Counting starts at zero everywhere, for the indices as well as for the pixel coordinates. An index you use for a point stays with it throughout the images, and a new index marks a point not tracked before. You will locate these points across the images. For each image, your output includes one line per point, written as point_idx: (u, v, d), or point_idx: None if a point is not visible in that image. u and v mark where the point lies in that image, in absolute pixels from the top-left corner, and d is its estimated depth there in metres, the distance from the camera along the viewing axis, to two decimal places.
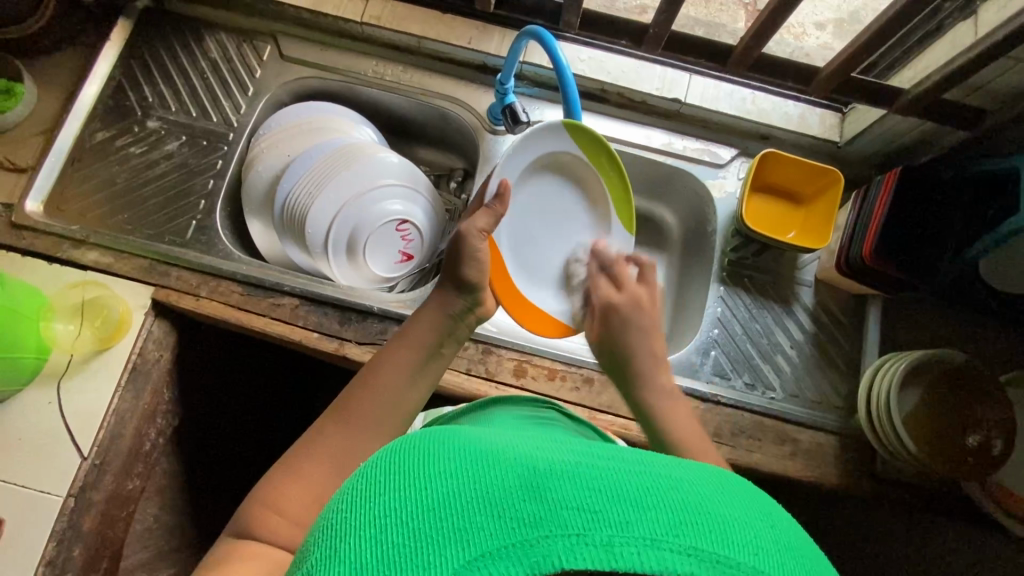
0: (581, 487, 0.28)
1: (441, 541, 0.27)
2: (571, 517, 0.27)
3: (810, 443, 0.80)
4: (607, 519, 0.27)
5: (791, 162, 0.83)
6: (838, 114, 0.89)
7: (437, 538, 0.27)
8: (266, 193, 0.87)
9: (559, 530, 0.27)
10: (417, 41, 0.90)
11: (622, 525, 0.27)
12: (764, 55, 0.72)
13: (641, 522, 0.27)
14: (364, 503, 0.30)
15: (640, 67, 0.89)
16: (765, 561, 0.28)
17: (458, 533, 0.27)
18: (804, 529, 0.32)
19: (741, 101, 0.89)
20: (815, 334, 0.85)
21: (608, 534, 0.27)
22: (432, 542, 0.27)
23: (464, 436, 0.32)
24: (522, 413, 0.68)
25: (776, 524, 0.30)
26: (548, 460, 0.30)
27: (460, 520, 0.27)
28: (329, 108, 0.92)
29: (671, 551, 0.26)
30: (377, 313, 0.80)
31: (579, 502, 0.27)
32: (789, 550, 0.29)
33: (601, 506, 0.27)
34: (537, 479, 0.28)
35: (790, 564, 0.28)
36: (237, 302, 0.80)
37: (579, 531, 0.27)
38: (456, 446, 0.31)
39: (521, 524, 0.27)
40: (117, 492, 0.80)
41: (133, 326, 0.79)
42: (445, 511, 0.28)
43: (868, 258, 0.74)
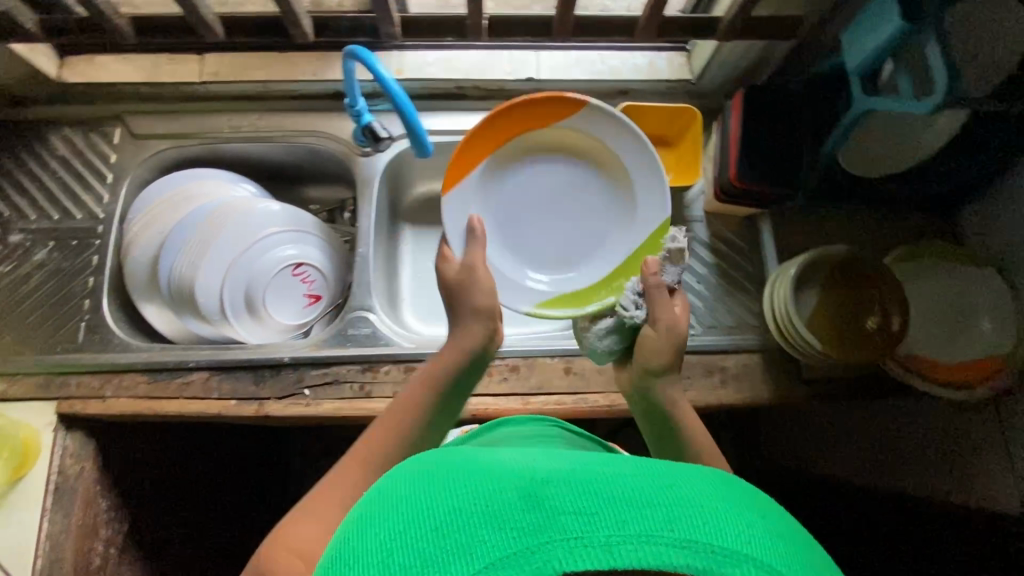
0: (574, 496, 0.34)
1: (447, 557, 0.32)
2: (566, 520, 0.33)
3: (736, 366, 0.83)
4: (602, 521, 0.32)
5: (647, 110, 0.85)
6: (684, 53, 0.92)
7: (446, 552, 0.32)
8: (151, 274, 0.84)
9: (558, 534, 0.32)
10: (264, 85, 0.90)
11: (618, 525, 0.32)
12: (583, 17, 0.73)
13: (636, 522, 0.32)
14: (372, 531, 0.35)
15: (487, 57, 0.91)
16: (758, 547, 0.33)
17: (467, 547, 0.32)
18: (790, 518, 0.38)
19: (591, 64, 0.91)
20: (716, 263, 0.88)
21: (606, 535, 0.32)
22: (443, 555, 0.32)
23: (474, 466, 0.39)
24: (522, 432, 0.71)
25: (766, 515, 0.36)
26: (543, 476, 0.37)
27: (468, 536, 0.33)
28: (196, 174, 0.90)
29: (661, 544, 0.31)
30: (291, 362, 0.79)
31: (572, 507, 0.33)
32: (775, 534, 0.34)
33: (596, 508, 0.33)
34: (533, 492, 0.35)
35: (777, 546, 0.33)
36: (146, 391, 0.78)
37: (578, 534, 0.32)
38: (467, 474, 0.38)
39: (519, 533, 0.32)
40: None
41: (44, 447, 0.77)
42: (449, 528, 0.33)
43: (737, 182, 0.78)
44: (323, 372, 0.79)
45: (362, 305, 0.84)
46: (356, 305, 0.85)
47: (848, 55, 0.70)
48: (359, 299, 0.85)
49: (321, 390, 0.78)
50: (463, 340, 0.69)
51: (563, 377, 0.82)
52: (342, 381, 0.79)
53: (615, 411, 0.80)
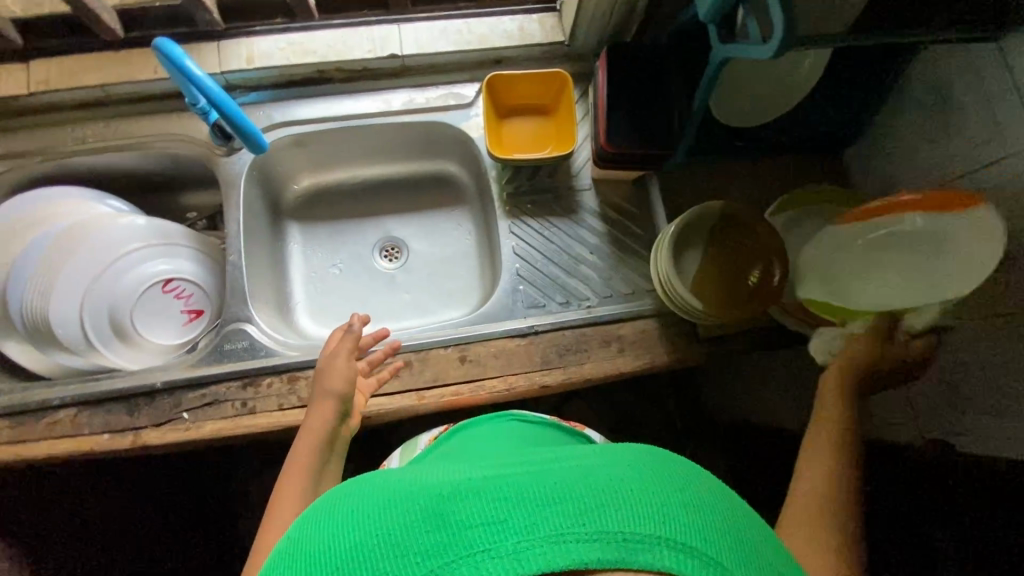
0: (484, 505, 0.30)
1: None
2: (473, 535, 0.29)
3: (633, 334, 0.82)
4: (510, 526, 0.29)
5: (515, 78, 0.81)
6: (556, 13, 0.87)
7: None
8: (3, 309, 0.78)
9: (464, 550, 0.28)
10: (104, 89, 0.83)
11: (527, 529, 0.29)
12: None
13: (548, 521, 0.29)
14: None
15: (346, 35, 0.85)
16: (682, 527, 0.30)
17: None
18: (730, 490, 0.35)
19: (458, 34, 0.86)
20: (609, 231, 0.86)
21: (515, 543, 0.28)
22: None
23: (387, 485, 0.35)
24: (481, 431, 0.67)
25: (702, 490, 0.33)
26: (454, 484, 0.33)
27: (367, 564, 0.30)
28: (38, 194, 0.82)
29: (574, 543, 0.28)
30: (164, 387, 0.75)
31: (480, 518, 0.30)
32: (702, 508, 0.32)
33: (510, 513, 0.30)
34: (441, 506, 0.31)
35: (706, 521, 0.31)
36: (9, 436, 0.73)
37: (485, 546, 0.29)
38: (378, 495, 0.34)
39: (424, 554, 0.29)
40: None
41: None
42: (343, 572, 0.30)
43: (606, 147, 0.75)
44: (200, 393, 0.75)
45: (241, 316, 0.80)
46: (235, 317, 0.80)
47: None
48: (238, 311, 0.81)
49: (201, 413, 0.74)
50: (325, 416, 0.67)
51: (458, 366, 0.79)
52: (223, 401, 0.75)
53: (513, 395, 0.79)
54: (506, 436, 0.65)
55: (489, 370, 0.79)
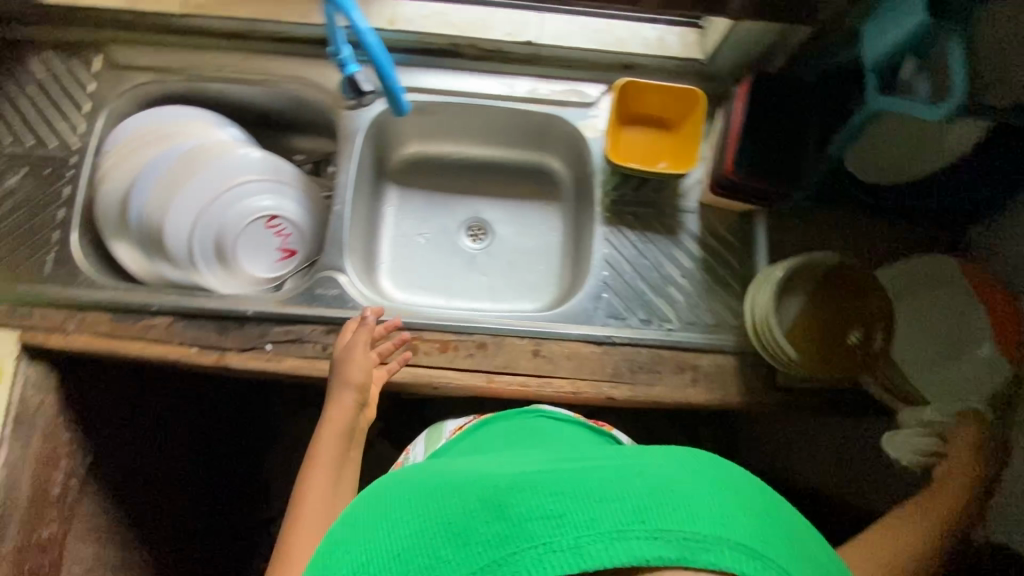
0: (541, 500, 0.39)
1: None
2: (536, 527, 0.37)
3: (709, 366, 0.80)
4: (571, 521, 0.37)
5: (649, 87, 0.80)
6: (698, 30, 0.86)
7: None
8: (120, 212, 0.82)
9: (529, 540, 0.36)
10: (251, 23, 0.86)
11: (587, 525, 0.37)
12: None
13: (606, 519, 0.37)
14: (356, 558, 0.41)
15: (488, 14, 0.86)
16: (715, 521, 0.37)
17: (441, 562, 0.37)
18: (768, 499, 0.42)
19: (597, 32, 0.86)
20: (705, 258, 0.85)
21: (575, 537, 0.36)
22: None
23: (446, 484, 0.44)
24: (516, 425, 0.70)
25: (743, 501, 0.40)
26: (512, 482, 0.41)
27: (444, 553, 0.38)
28: (171, 111, 0.86)
29: (633, 538, 0.36)
30: (254, 316, 0.78)
31: (540, 512, 0.38)
32: (744, 515, 0.38)
33: (564, 510, 0.38)
34: (505, 502, 0.39)
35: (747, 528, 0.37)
36: (108, 330, 0.77)
37: (548, 538, 0.36)
38: (439, 493, 0.43)
39: (493, 539, 0.37)
40: (29, 540, 0.78)
41: (7, 374, 0.77)
42: (413, 556, 0.38)
43: (730, 175, 0.73)
44: (287, 328, 0.78)
45: (333, 265, 0.82)
46: (327, 265, 0.82)
47: (869, 47, 0.64)
48: (331, 260, 0.83)
49: (283, 347, 0.77)
50: (343, 417, 0.75)
51: (530, 358, 0.79)
52: (305, 341, 0.78)
53: (579, 399, 0.78)
54: (536, 432, 0.68)
55: (560, 369, 0.79)
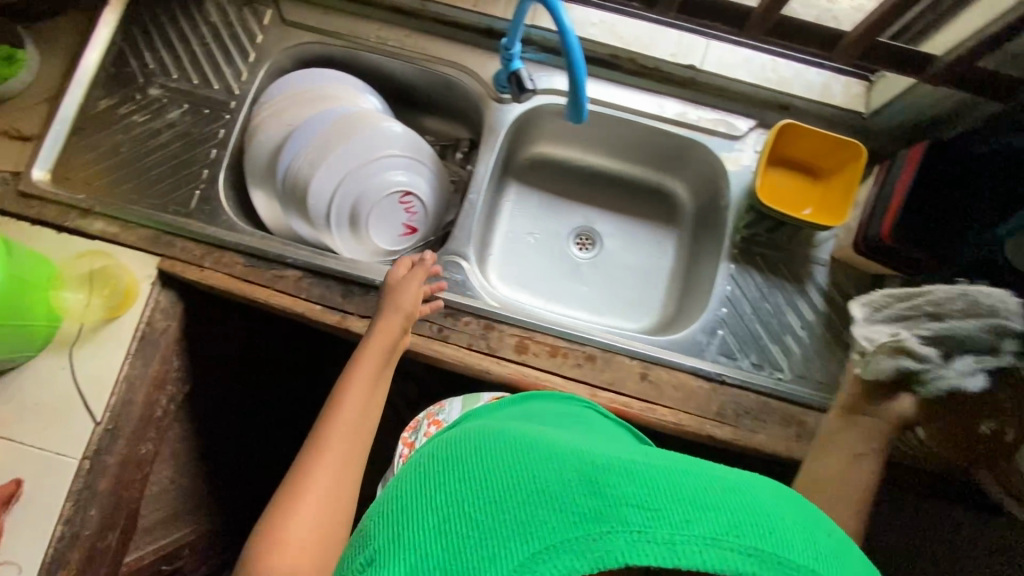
0: (637, 489, 0.37)
1: (507, 535, 0.35)
2: (632, 515, 0.36)
3: (816, 425, 0.79)
4: (667, 519, 0.36)
5: (809, 134, 0.78)
6: (865, 83, 0.84)
7: (496, 534, 0.36)
8: (270, 162, 0.85)
9: (623, 525, 0.35)
10: (421, 3, 0.87)
11: (682, 525, 0.36)
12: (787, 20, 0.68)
13: (701, 524, 0.36)
14: (432, 503, 0.40)
15: (654, 31, 0.85)
16: (809, 552, 0.36)
17: (527, 525, 0.36)
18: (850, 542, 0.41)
19: (761, 68, 0.85)
20: (827, 314, 0.83)
21: (670, 533, 0.35)
22: (505, 536, 0.35)
23: (527, 450, 0.42)
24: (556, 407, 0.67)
25: (828, 535, 0.40)
26: (604, 465, 0.40)
27: (530, 514, 0.36)
28: (330, 74, 0.89)
29: (727, 549, 0.35)
30: (380, 286, 0.80)
31: (636, 501, 0.37)
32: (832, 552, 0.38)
33: (659, 505, 0.37)
34: (601, 482, 0.38)
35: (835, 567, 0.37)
36: (241, 273, 0.81)
37: (642, 528, 0.35)
38: (522, 456, 0.42)
39: (585, 516, 0.36)
40: (130, 456, 0.82)
41: (141, 296, 0.80)
42: (507, 508, 0.37)
43: (886, 237, 0.71)
44: None
45: (459, 251, 0.84)
46: (454, 250, 0.84)
47: None
48: (457, 246, 0.85)
49: None
50: (390, 336, 0.72)
51: (637, 381, 0.79)
52: (423, 319, 0.80)
53: (679, 431, 0.77)
54: (581, 420, 0.65)
55: (664, 397, 0.78)
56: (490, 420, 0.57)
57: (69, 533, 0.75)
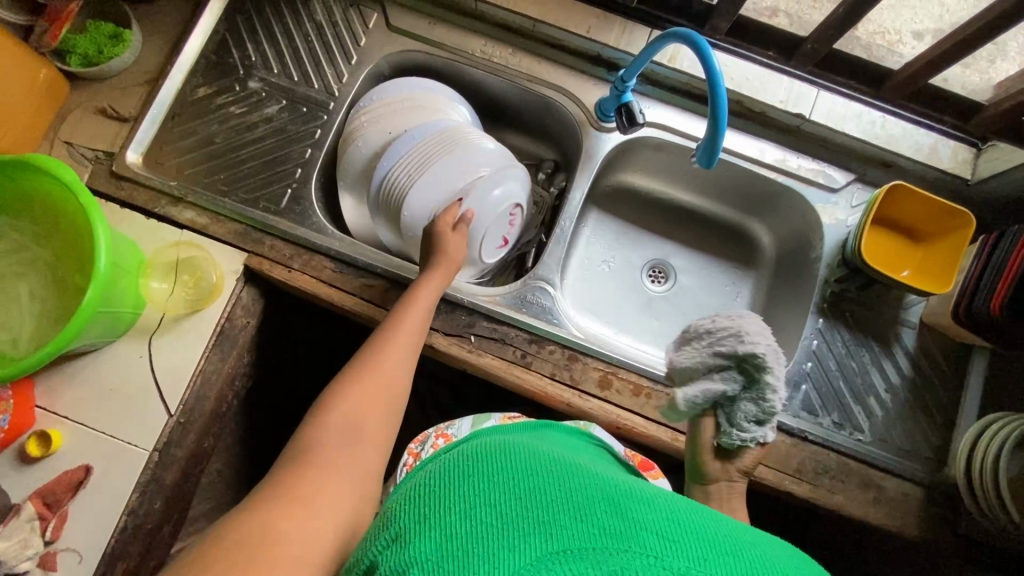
0: (657, 519, 0.36)
1: (529, 530, 0.34)
2: (651, 540, 0.34)
3: (894, 491, 0.77)
4: (685, 551, 0.34)
5: (918, 198, 0.77)
6: (973, 150, 0.83)
7: (520, 525, 0.35)
8: (363, 168, 0.84)
9: (641, 547, 0.34)
10: (533, 24, 0.86)
11: (700, 560, 0.34)
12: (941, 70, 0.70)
13: (719, 564, 0.34)
14: (458, 487, 0.39)
15: (765, 75, 0.84)
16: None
17: (547, 527, 0.35)
18: None
19: (870, 124, 0.83)
20: (912, 378, 0.82)
21: (686, 565, 0.33)
22: (524, 532, 0.34)
23: (559, 466, 0.42)
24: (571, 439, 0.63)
25: None
26: (628, 494, 0.39)
27: (550, 518, 0.35)
28: (430, 85, 0.88)
29: None
30: (466, 306, 0.79)
31: (659, 531, 0.35)
32: None
33: (679, 537, 0.35)
34: (623, 507, 0.37)
35: None
36: (329, 278, 0.80)
37: (658, 554, 0.34)
38: (552, 469, 0.41)
39: (603, 531, 0.34)
40: (196, 450, 0.80)
41: (226, 291, 0.79)
42: (530, 508, 0.36)
43: (996, 312, 0.70)
44: (493, 326, 0.79)
45: (544, 277, 0.83)
46: (539, 275, 0.83)
47: None
48: (543, 271, 0.84)
49: (485, 343, 0.78)
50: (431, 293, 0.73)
51: None
52: (507, 343, 0.79)
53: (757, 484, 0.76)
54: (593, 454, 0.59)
55: None
56: (520, 440, 0.55)
57: (132, 525, 0.73)
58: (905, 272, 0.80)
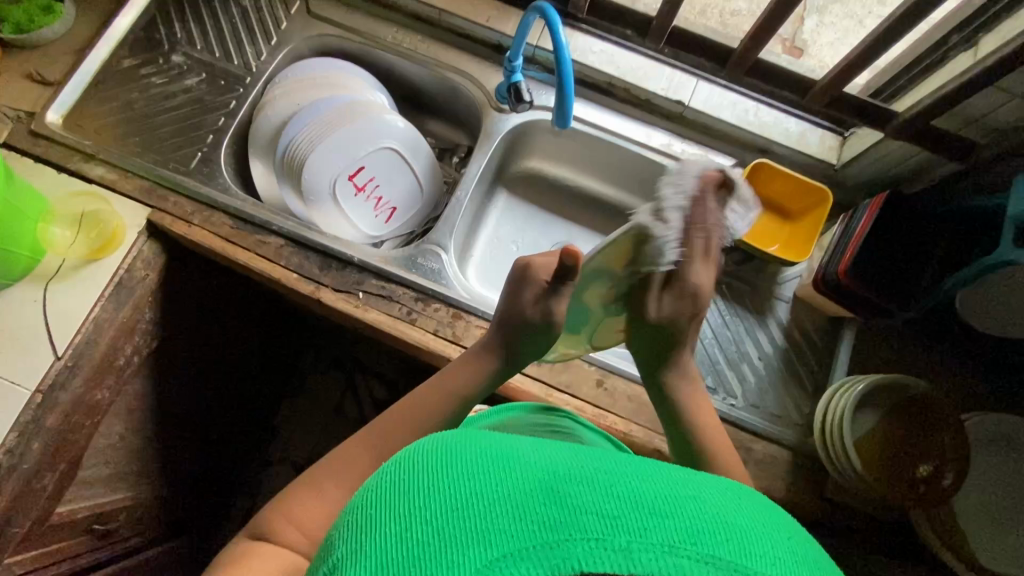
0: (594, 491, 0.31)
1: (463, 540, 0.29)
2: (589, 521, 0.29)
3: (763, 453, 0.80)
4: (625, 524, 0.29)
5: (780, 174, 0.83)
6: (839, 137, 0.89)
7: (455, 538, 0.29)
8: (274, 137, 0.90)
9: (580, 533, 0.29)
10: (438, 13, 0.93)
11: (640, 531, 0.29)
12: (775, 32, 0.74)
13: (659, 530, 0.29)
14: (387, 502, 0.33)
15: (649, 66, 0.91)
16: (783, 569, 0.30)
17: (481, 533, 0.29)
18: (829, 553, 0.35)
19: (744, 112, 0.90)
20: (785, 348, 0.85)
21: (627, 540, 0.29)
22: (454, 542, 0.29)
23: (489, 441, 0.36)
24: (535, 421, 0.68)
25: (796, 536, 0.33)
26: (567, 465, 0.33)
27: (484, 521, 0.30)
28: (344, 66, 0.94)
29: (689, 559, 0.28)
30: (357, 264, 0.83)
31: (598, 508, 0.30)
32: (806, 558, 0.31)
33: (621, 511, 0.30)
34: (558, 484, 0.31)
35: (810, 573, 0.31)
36: (226, 234, 0.84)
37: (599, 536, 0.29)
38: (480, 449, 0.34)
39: (541, 526, 0.29)
40: (85, 398, 0.82)
41: (126, 242, 0.82)
42: (464, 512, 0.30)
43: (842, 276, 0.75)
44: (382, 284, 0.82)
45: (438, 242, 0.88)
46: (433, 241, 0.88)
47: (1015, 198, 0.65)
48: (438, 237, 0.89)
49: (372, 299, 0.82)
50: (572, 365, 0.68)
51: (593, 387, 0.80)
52: (394, 300, 0.82)
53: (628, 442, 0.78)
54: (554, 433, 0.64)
55: (617, 406, 0.80)
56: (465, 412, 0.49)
57: (6, 464, 0.74)
58: (773, 248, 0.85)
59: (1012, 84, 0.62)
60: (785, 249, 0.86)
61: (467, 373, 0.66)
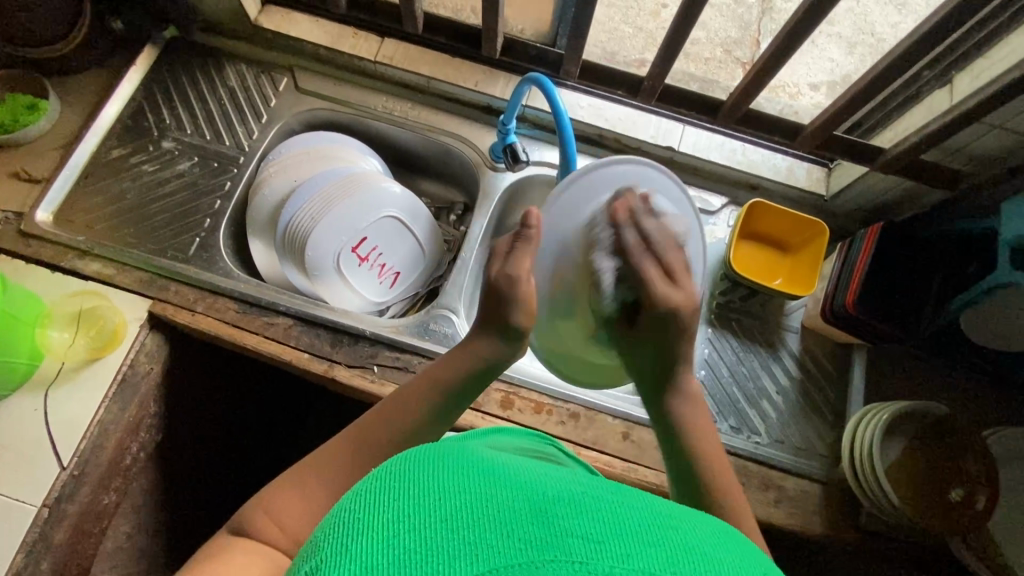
0: (581, 517, 0.30)
1: (452, 551, 0.28)
2: (574, 544, 0.28)
3: (794, 490, 0.80)
4: (609, 550, 0.28)
5: (777, 212, 0.86)
6: (825, 169, 0.92)
7: (446, 549, 0.28)
8: (271, 214, 0.89)
9: (563, 554, 0.28)
10: (427, 80, 0.95)
11: (624, 557, 0.28)
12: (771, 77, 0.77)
13: (641, 558, 0.28)
14: (376, 507, 0.31)
15: (636, 116, 0.94)
16: None
17: (471, 546, 0.28)
18: None
19: (732, 152, 0.92)
20: (800, 379, 0.86)
21: (610, 565, 0.28)
22: (444, 553, 0.28)
23: (481, 465, 0.35)
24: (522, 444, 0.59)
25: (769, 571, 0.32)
26: (556, 491, 0.33)
27: (474, 534, 0.29)
28: (335, 138, 0.94)
29: None
30: (369, 337, 0.82)
31: (583, 531, 0.29)
32: None
33: (604, 537, 0.29)
34: (544, 506, 0.31)
35: None
36: (232, 319, 0.82)
37: (582, 560, 0.28)
38: (474, 470, 0.34)
39: (528, 545, 0.28)
40: (93, 505, 0.78)
41: (127, 338, 0.80)
42: (456, 524, 0.29)
43: (850, 308, 0.77)
44: (397, 355, 0.81)
45: (448, 306, 0.87)
46: (442, 305, 0.87)
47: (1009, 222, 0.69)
48: (446, 301, 0.88)
49: (389, 372, 0.80)
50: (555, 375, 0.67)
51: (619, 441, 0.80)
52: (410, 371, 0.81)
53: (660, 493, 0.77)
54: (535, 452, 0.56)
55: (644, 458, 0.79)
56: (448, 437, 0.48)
57: None
58: (778, 282, 0.87)
59: (996, 119, 0.66)
60: (788, 279, 0.88)
61: (457, 365, 0.64)
